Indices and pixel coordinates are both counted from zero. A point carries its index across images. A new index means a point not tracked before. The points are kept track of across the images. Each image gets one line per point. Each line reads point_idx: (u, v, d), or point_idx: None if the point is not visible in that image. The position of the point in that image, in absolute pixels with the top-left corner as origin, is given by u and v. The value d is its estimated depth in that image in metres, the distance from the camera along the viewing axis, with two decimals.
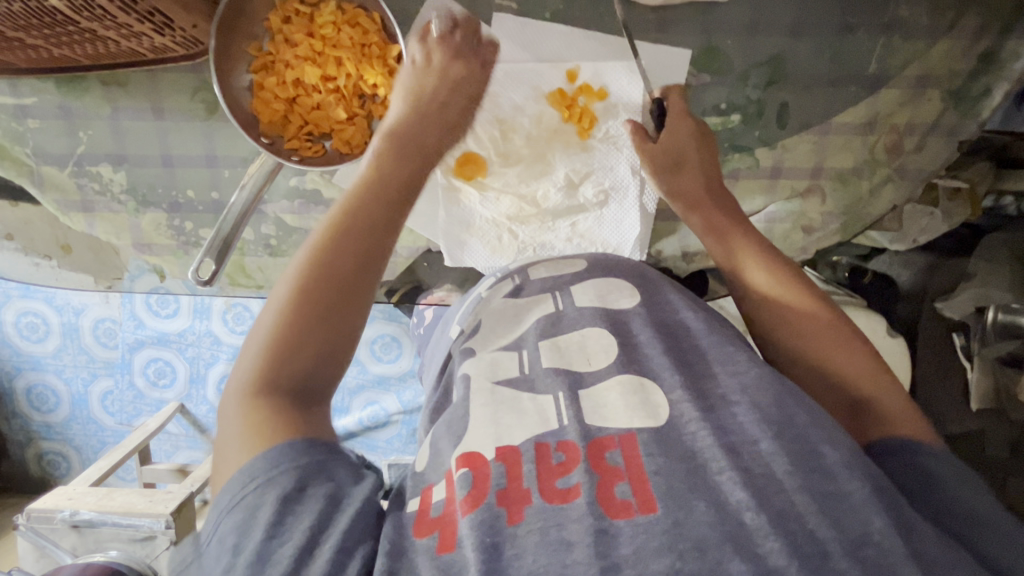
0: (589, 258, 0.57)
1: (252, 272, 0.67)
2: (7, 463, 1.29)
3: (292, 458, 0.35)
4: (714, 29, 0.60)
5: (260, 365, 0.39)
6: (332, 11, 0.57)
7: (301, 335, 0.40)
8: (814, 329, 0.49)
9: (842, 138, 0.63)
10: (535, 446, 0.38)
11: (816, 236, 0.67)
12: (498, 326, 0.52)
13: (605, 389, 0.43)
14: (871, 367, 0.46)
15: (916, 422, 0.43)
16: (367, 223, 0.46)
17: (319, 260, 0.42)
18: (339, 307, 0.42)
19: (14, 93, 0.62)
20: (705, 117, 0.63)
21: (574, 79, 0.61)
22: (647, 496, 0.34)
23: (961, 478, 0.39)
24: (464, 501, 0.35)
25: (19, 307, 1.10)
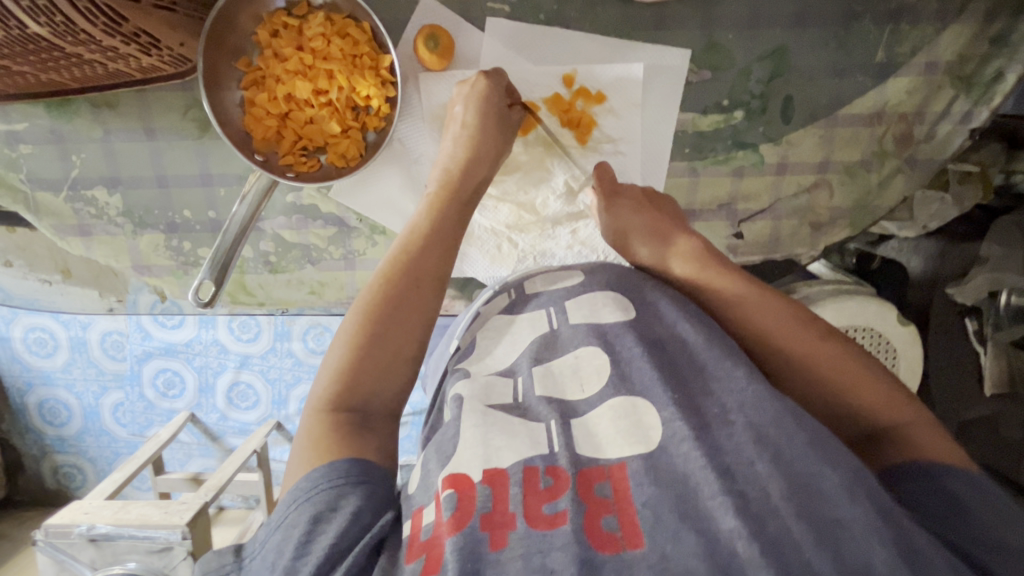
0: (586, 270, 0.57)
1: (253, 290, 0.67)
2: (22, 478, 1.30)
3: (334, 479, 0.40)
4: (714, 23, 0.59)
5: (329, 387, 0.45)
6: (321, 22, 0.55)
7: (362, 367, 0.46)
8: (830, 364, 0.49)
9: (849, 131, 0.62)
10: (523, 469, 0.39)
11: (825, 231, 0.65)
12: (496, 345, 0.53)
13: (597, 416, 0.43)
14: (886, 395, 0.47)
15: (939, 443, 0.44)
16: (426, 268, 0.51)
17: (382, 296, 0.48)
18: (394, 340, 0.47)
19: (4, 118, 0.61)
20: (706, 114, 0.61)
21: (570, 83, 0.60)
22: (633, 530, 0.34)
23: (991, 503, 0.40)
24: (449, 523, 0.36)
25: (25, 324, 1.11)
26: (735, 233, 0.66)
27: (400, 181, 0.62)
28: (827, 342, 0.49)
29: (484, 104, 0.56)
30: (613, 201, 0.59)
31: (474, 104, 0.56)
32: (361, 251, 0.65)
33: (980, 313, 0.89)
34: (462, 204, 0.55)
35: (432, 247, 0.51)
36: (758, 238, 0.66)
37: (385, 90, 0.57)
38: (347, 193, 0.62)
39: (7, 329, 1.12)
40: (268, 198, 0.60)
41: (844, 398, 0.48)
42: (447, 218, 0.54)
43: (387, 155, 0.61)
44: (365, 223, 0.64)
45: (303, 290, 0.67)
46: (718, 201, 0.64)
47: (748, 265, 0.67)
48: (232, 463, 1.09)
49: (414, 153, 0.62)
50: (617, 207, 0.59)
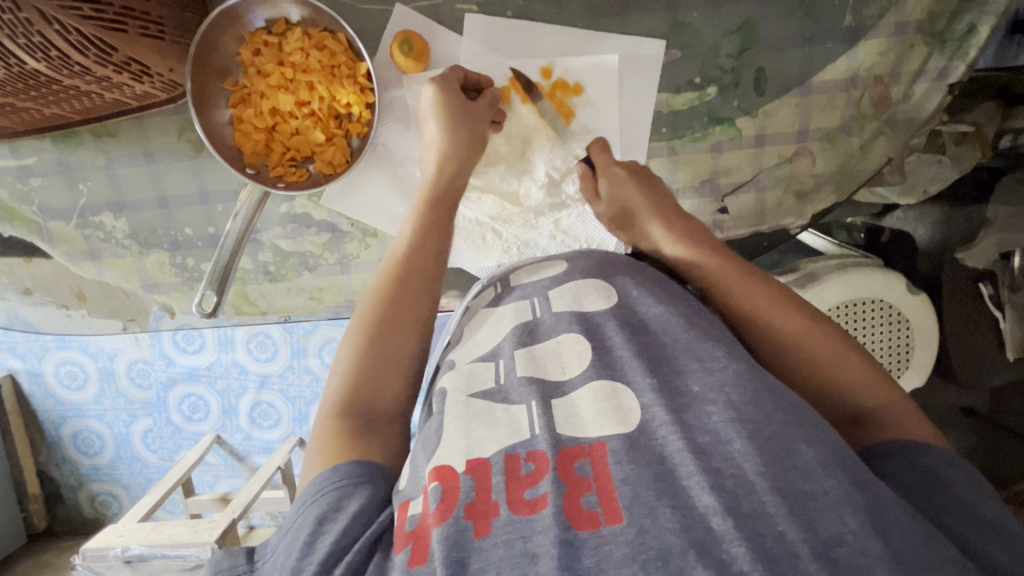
0: (567, 261, 0.59)
1: (256, 300, 0.69)
2: (60, 506, 1.35)
3: (337, 480, 0.43)
4: (678, 3, 0.60)
5: (339, 400, 0.48)
6: (299, 36, 0.58)
7: (366, 376, 0.49)
8: (814, 349, 0.50)
9: (825, 97, 0.62)
10: (505, 457, 0.40)
11: (810, 200, 0.65)
12: (478, 332, 0.55)
13: (578, 397, 0.45)
14: (865, 375, 0.49)
15: (913, 424, 0.46)
16: (416, 273, 0.55)
17: (378, 309, 0.53)
18: (394, 345, 0.51)
19: (16, 155, 0.65)
20: (679, 93, 0.62)
21: (549, 75, 0.61)
22: (613, 507, 0.36)
23: (960, 475, 0.41)
24: (434, 515, 0.37)
25: (57, 357, 1.17)
26: (719, 208, 0.66)
27: (387, 183, 0.64)
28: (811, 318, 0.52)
29: (447, 111, 0.58)
30: (610, 176, 0.61)
31: (438, 114, 0.58)
32: (355, 255, 0.67)
33: (993, 277, 0.87)
34: (442, 215, 0.58)
35: (422, 258, 0.55)
36: (743, 212, 0.66)
37: (365, 96, 0.59)
38: (337, 195, 0.64)
39: (40, 364, 1.18)
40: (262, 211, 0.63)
41: (827, 379, 0.50)
42: (432, 234, 0.57)
43: (374, 159, 0.64)
44: (357, 227, 0.66)
45: (303, 297, 0.69)
46: (699, 177, 0.65)
47: (738, 240, 0.67)
48: (257, 479, 1.10)
49: (399, 155, 0.64)
50: (613, 181, 0.61)
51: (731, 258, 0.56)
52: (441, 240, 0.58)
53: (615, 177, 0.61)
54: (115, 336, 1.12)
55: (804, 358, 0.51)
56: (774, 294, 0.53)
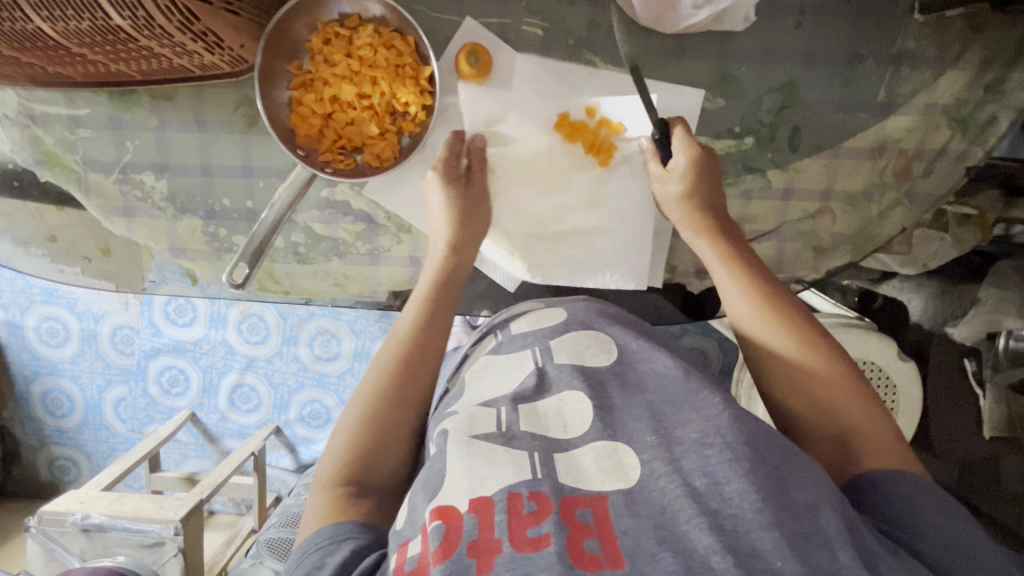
0: (568, 308, 0.62)
1: (281, 279, 0.70)
2: (18, 467, 1.30)
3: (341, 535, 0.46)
4: (729, 57, 0.63)
5: (337, 465, 0.51)
6: (370, 33, 0.60)
7: (367, 443, 0.53)
8: (818, 373, 0.55)
9: (851, 162, 0.66)
10: (507, 496, 0.42)
11: (826, 256, 0.68)
12: (483, 381, 0.57)
13: (580, 454, 0.47)
14: (862, 404, 0.53)
15: (891, 453, 0.51)
16: (428, 339, 0.59)
17: (389, 384, 0.56)
18: (400, 402, 0.55)
19: (70, 104, 0.65)
20: (719, 139, 0.65)
21: (593, 113, 0.64)
22: (614, 553, 0.39)
23: (934, 503, 0.46)
24: (434, 554, 0.39)
25: (40, 312, 1.14)
26: None
27: None
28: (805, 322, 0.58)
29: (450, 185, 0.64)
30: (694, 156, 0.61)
31: (442, 190, 0.63)
32: (386, 248, 0.69)
33: (980, 355, 0.90)
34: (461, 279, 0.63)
35: (433, 319, 0.60)
36: (764, 257, 0.69)
37: (423, 98, 0.62)
38: (379, 190, 0.66)
39: (22, 317, 1.15)
40: (299, 201, 0.65)
41: (825, 403, 0.54)
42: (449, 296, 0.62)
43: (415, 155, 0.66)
44: (393, 221, 0.68)
45: (327, 282, 0.70)
46: None
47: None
48: (229, 463, 1.08)
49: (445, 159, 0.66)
50: (700, 167, 0.61)
51: (761, 274, 0.60)
52: (432, 336, 0.60)
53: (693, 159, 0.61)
54: (108, 296, 1.11)
55: (815, 385, 0.54)
56: (787, 323, 0.57)
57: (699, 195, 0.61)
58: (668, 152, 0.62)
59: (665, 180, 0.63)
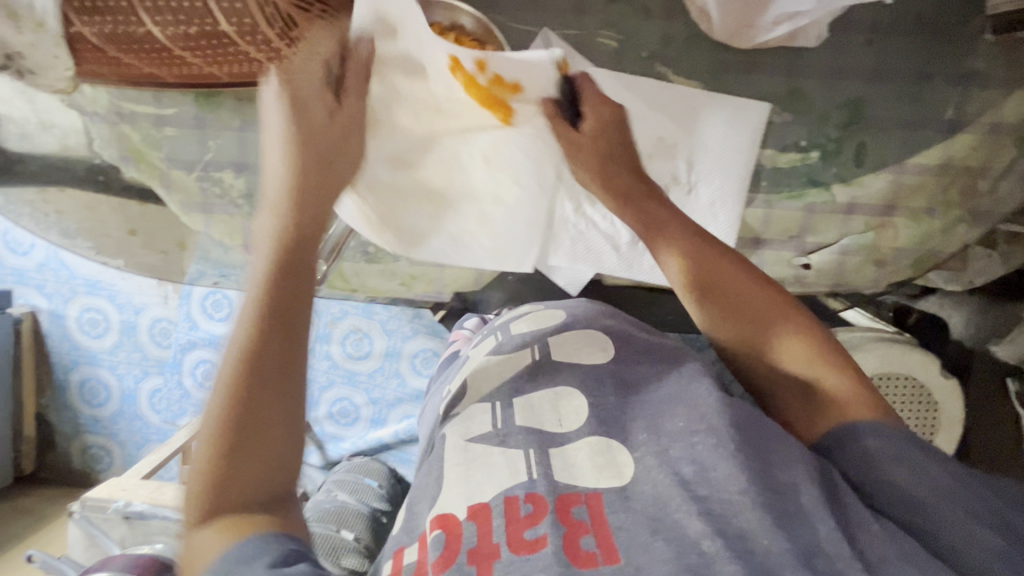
0: (568, 310, 0.63)
1: (350, 277, 0.72)
2: (50, 453, 1.30)
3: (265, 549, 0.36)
4: (799, 73, 0.65)
5: (198, 495, 0.38)
6: (452, 41, 0.61)
7: (227, 444, 0.39)
8: (753, 326, 0.55)
9: (916, 179, 0.66)
10: (505, 500, 0.45)
11: (889, 270, 0.70)
12: (479, 381, 0.58)
13: (576, 449, 0.49)
14: (806, 351, 0.52)
15: (854, 398, 0.50)
16: (290, 277, 0.45)
17: (252, 353, 0.41)
18: (262, 372, 0.41)
19: (157, 103, 0.68)
20: (785, 152, 0.67)
21: (483, 67, 0.61)
22: (610, 550, 0.40)
23: (896, 456, 0.45)
24: (435, 564, 0.42)
25: (82, 302, 1.17)
26: (804, 263, 0.70)
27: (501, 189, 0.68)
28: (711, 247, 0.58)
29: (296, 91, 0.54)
30: (603, 105, 0.63)
31: (286, 109, 0.53)
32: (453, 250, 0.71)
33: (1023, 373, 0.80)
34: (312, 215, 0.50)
35: (292, 257, 0.46)
36: (823, 270, 0.71)
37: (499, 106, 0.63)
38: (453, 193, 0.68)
39: (65, 307, 1.18)
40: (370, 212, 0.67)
41: (778, 362, 0.54)
42: (295, 235, 0.48)
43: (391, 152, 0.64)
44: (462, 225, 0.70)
45: (395, 281, 0.72)
46: (788, 233, 0.69)
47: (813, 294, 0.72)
48: None
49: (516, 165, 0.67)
50: (598, 110, 0.63)
51: (690, 237, 0.58)
52: (298, 271, 0.46)
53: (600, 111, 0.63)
54: (150, 289, 1.14)
55: (762, 344, 0.54)
56: (727, 274, 0.57)
57: (609, 143, 0.63)
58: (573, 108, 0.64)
59: (580, 145, 0.64)
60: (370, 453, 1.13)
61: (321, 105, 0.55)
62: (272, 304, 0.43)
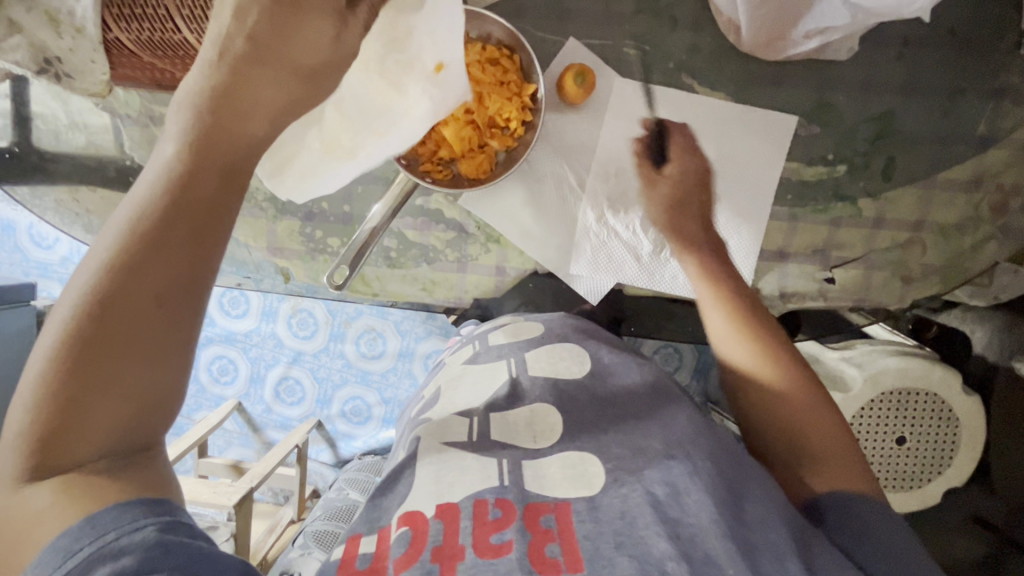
0: (544, 323, 0.65)
1: (371, 282, 0.72)
2: None
3: (97, 537, 0.31)
4: (828, 85, 0.64)
5: (24, 444, 0.31)
6: (477, 49, 0.62)
7: (76, 396, 0.31)
8: (789, 396, 0.55)
9: (946, 194, 0.66)
10: (474, 503, 0.44)
11: (915, 286, 0.68)
12: (456, 390, 0.59)
13: (547, 462, 0.48)
14: (830, 426, 0.53)
15: (859, 482, 0.51)
16: (186, 214, 0.34)
17: (102, 296, 0.32)
18: (133, 327, 0.32)
19: None
20: (811, 165, 0.66)
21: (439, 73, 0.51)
22: (575, 558, 0.40)
23: (883, 525, 0.47)
24: (399, 559, 0.41)
25: None
26: (827, 277, 0.69)
27: (522, 196, 0.68)
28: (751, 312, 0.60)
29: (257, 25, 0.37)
30: (689, 151, 0.66)
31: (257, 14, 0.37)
32: (474, 257, 0.71)
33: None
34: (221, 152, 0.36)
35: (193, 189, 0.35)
36: (849, 286, 0.69)
37: (523, 113, 0.64)
38: (474, 200, 0.68)
39: None
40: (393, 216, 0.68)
41: (799, 428, 0.54)
42: (200, 171, 0.35)
43: (355, 117, 0.54)
44: (482, 231, 0.70)
45: (416, 286, 0.72)
46: (813, 246, 0.68)
47: (837, 309, 0.70)
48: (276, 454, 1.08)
49: (539, 173, 0.67)
50: (682, 159, 0.66)
51: (731, 292, 0.62)
52: (204, 210, 0.35)
53: (682, 159, 0.66)
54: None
55: (786, 404, 0.55)
56: (759, 339, 0.58)
57: (686, 194, 0.67)
58: (661, 153, 0.66)
59: (656, 185, 0.67)
60: (382, 453, 1.17)
61: (313, 39, 0.39)
62: (145, 251, 0.33)
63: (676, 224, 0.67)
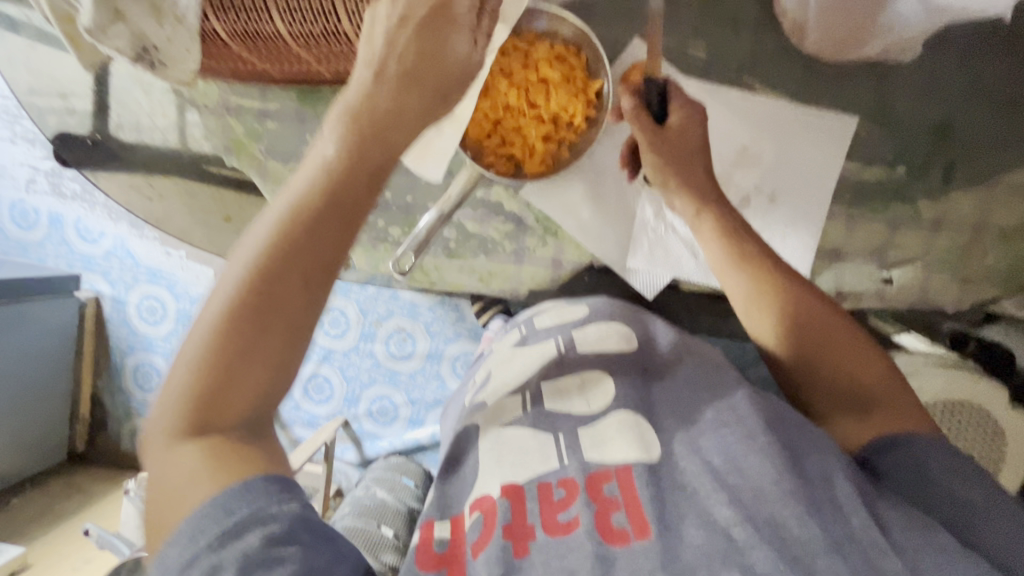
0: (588, 303, 0.64)
1: (430, 271, 0.75)
2: (103, 436, 1.20)
3: (251, 502, 0.34)
4: (891, 87, 0.65)
5: (184, 408, 0.35)
6: (546, 48, 0.64)
7: (229, 369, 0.35)
8: (819, 336, 0.55)
9: (1006, 198, 0.66)
10: (538, 485, 0.47)
11: (973, 286, 0.69)
12: (504, 370, 0.60)
13: (604, 426, 0.50)
14: (865, 360, 0.54)
15: (908, 414, 0.51)
16: (330, 216, 0.37)
17: (258, 279, 0.35)
18: (281, 312, 0.36)
19: (262, 97, 0.72)
20: (871, 166, 0.67)
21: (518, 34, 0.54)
22: (642, 522, 0.42)
23: (945, 467, 0.47)
24: (473, 544, 0.44)
25: (143, 290, 1.10)
26: (884, 278, 0.70)
27: (584, 191, 0.69)
28: (786, 279, 0.58)
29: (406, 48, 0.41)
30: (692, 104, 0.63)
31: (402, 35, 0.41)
32: (531, 249, 0.73)
33: None
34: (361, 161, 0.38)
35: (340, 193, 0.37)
36: (905, 286, 0.70)
37: (588, 110, 0.65)
38: (536, 194, 0.70)
39: (125, 294, 1.11)
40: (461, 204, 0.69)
41: (837, 370, 0.54)
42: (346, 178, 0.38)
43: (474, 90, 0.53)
44: (541, 224, 0.72)
45: (473, 277, 0.75)
46: (870, 246, 0.69)
47: (864, 311, 0.71)
48: (304, 448, 1.01)
49: (600, 168, 0.69)
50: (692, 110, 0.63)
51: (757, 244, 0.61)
52: (346, 214, 0.38)
53: (690, 110, 0.63)
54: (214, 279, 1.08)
55: (815, 345, 0.55)
56: (785, 285, 0.58)
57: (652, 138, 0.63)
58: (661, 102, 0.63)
59: (660, 135, 0.63)
60: (407, 453, 1.12)
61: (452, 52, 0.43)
62: (295, 240, 0.36)
63: (687, 173, 0.63)
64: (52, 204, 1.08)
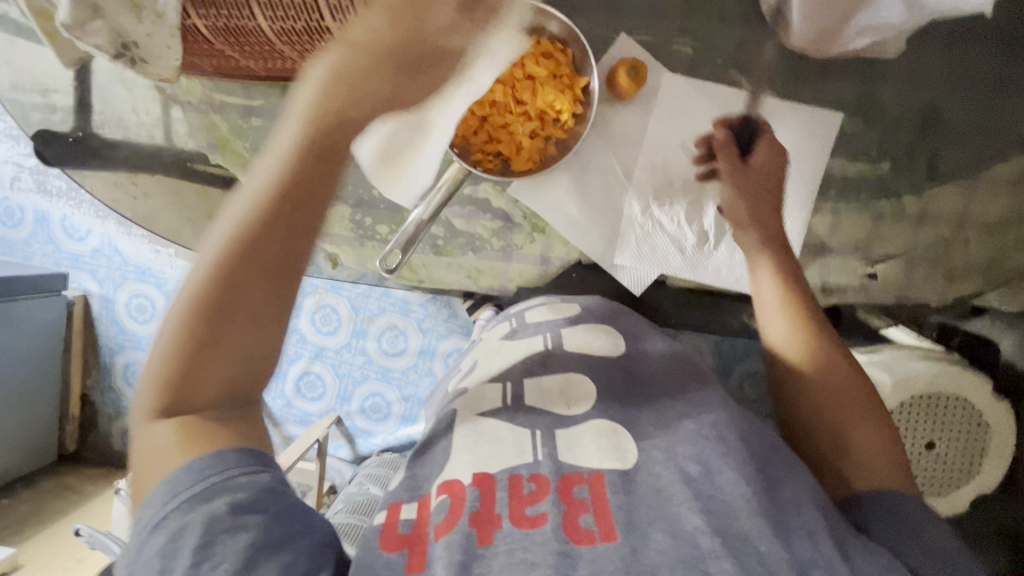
0: (580, 304, 0.67)
1: (417, 270, 0.74)
2: (94, 435, 1.19)
3: (225, 469, 0.35)
4: (875, 82, 0.65)
5: (156, 391, 0.36)
6: (533, 43, 0.63)
7: (198, 355, 0.35)
8: (820, 373, 0.56)
9: (989, 192, 0.67)
10: (509, 475, 0.44)
11: (958, 282, 0.70)
12: (487, 360, 0.61)
13: (582, 431, 0.49)
14: (861, 404, 0.53)
15: (890, 466, 0.49)
16: (284, 198, 0.36)
17: (225, 269, 0.36)
18: (246, 297, 0.36)
19: (247, 95, 0.72)
20: (856, 162, 0.67)
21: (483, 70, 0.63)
22: (608, 527, 0.40)
23: (921, 513, 0.45)
24: (439, 526, 0.41)
25: (131, 288, 1.09)
26: (868, 274, 0.70)
27: (571, 188, 0.70)
28: (809, 315, 0.60)
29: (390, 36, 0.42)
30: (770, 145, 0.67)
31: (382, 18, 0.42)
32: (519, 246, 0.73)
33: None
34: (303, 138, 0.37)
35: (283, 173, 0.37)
36: (891, 280, 0.71)
37: (575, 106, 0.65)
38: (523, 190, 0.70)
39: (114, 292, 1.10)
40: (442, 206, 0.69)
41: (828, 408, 0.54)
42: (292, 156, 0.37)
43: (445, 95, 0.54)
44: (528, 221, 0.72)
45: (461, 274, 0.74)
46: (855, 242, 0.69)
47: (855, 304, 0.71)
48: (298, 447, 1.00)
49: (588, 165, 0.69)
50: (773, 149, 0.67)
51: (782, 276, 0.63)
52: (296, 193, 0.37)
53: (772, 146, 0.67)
54: None
55: (814, 380, 0.56)
56: (791, 320, 0.60)
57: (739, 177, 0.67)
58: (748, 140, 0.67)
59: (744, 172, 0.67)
60: (401, 451, 1.11)
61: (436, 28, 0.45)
62: (257, 226, 0.36)
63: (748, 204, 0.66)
64: (38, 202, 1.07)
